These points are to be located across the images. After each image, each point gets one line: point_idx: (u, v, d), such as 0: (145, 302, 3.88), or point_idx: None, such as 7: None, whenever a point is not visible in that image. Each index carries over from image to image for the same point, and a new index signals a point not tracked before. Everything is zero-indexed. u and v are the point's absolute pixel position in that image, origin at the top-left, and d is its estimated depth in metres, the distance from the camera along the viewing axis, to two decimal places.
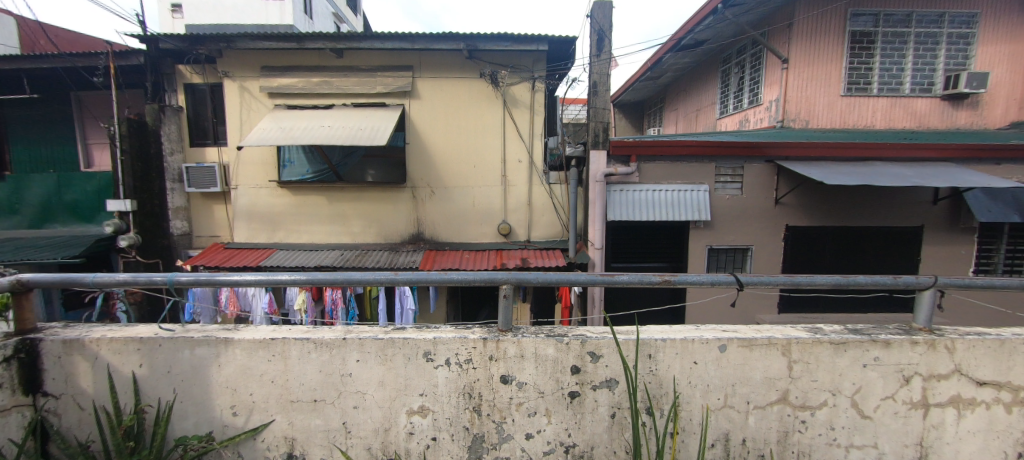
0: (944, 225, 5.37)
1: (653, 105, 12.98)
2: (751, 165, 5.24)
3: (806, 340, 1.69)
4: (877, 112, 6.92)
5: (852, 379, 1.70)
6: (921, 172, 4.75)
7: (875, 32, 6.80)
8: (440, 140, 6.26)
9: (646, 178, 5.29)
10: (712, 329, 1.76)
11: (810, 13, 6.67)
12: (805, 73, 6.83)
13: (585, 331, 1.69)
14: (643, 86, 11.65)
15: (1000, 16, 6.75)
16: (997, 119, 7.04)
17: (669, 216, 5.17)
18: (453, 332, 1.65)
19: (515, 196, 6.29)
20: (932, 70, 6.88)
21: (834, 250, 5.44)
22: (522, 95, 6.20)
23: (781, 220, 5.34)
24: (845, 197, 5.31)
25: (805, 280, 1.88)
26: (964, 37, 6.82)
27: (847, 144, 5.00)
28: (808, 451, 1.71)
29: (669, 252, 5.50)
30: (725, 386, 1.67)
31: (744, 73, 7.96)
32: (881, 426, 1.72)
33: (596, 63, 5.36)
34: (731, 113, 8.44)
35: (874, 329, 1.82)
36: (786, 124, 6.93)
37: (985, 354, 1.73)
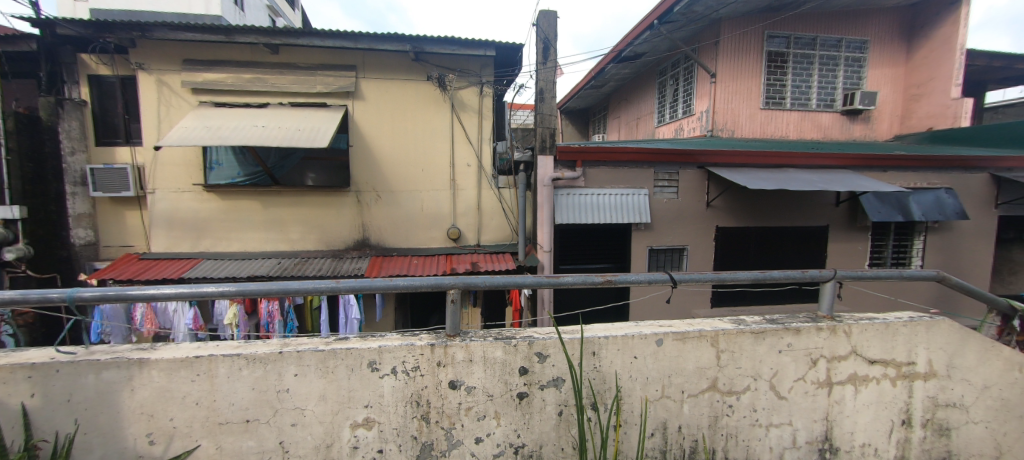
0: (845, 225, 6.08)
1: (598, 113, 13.47)
2: (685, 171, 5.61)
3: (732, 331, 1.83)
4: (791, 124, 7.71)
5: (770, 364, 1.88)
6: (826, 178, 5.34)
7: (787, 53, 7.57)
8: (386, 142, 6.08)
9: (590, 182, 5.48)
10: (650, 325, 1.87)
11: (733, 33, 7.31)
12: (730, 88, 7.45)
13: (532, 332, 1.72)
14: (588, 94, 12.07)
15: (885, 44, 7.80)
16: (885, 133, 8.10)
17: (613, 218, 5.39)
18: (399, 340, 1.61)
19: (464, 200, 6.26)
20: (833, 88, 7.78)
21: (758, 248, 5.97)
22: (470, 100, 6.20)
23: (712, 221, 5.76)
24: (766, 201, 5.85)
25: (729, 276, 2.05)
26: (858, 61, 7.79)
27: (766, 152, 5.51)
28: (735, 433, 1.86)
29: (612, 254, 5.75)
30: (662, 378, 1.77)
31: (678, 85, 8.54)
32: (794, 405, 1.91)
33: (542, 70, 5.49)
34: (667, 122, 9.00)
35: (788, 318, 2.03)
36: (715, 133, 7.51)
37: (875, 336, 1.98)
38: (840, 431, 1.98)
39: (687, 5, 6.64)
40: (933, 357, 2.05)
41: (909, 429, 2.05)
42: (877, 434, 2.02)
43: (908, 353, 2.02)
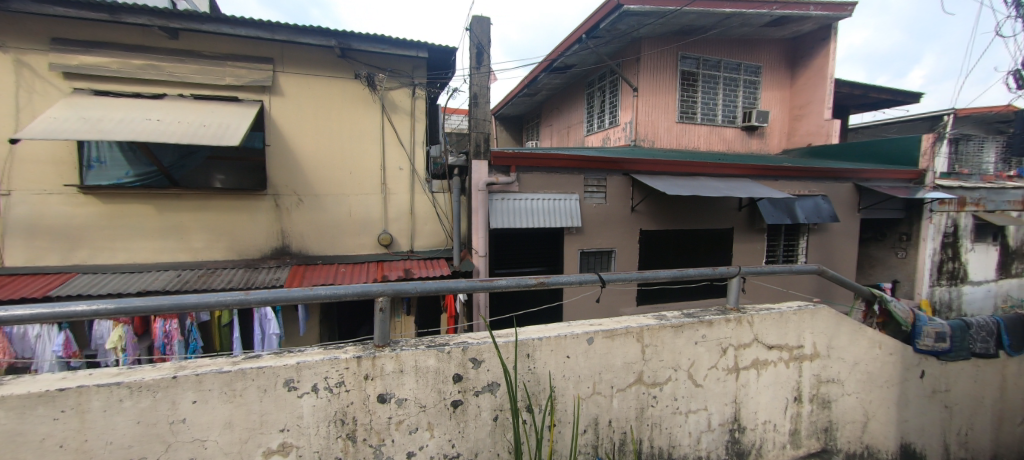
0: (747, 227, 6.83)
1: (531, 120, 13.77)
2: (612, 177, 5.92)
3: (655, 326, 1.95)
4: (701, 137, 8.49)
5: (688, 356, 2.03)
6: (731, 186, 5.95)
7: (697, 73, 8.34)
8: (309, 143, 5.68)
9: (524, 187, 5.56)
10: (582, 325, 1.92)
11: (652, 51, 7.90)
12: (650, 102, 8.03)
13: (466, 338, 1.69)
14: (521, 101, 12.30)
15: (775, 69, 8.92)
16: (776, 146, 9.23)
17: (546, 222, 5.49)
18: (321, 354, 1.49)
19: (396, 204, 6.03)
20: (735, 106, 8.73)
21: (676, 250, 6.48)
22: (401, 101, 6.01)
23: (636, 225, 6.14)
24: (682, 206, 6.36)
25: (651, 275, 2.18)
26: (754, 83, 8.82)
27: (682, 161, 6.00)
28: (659, 422, 1.98)
29: (545, 258, 5.89)
30: (593, 375, 1.83)
31: (605, 97, 9.03)
32: (709, 392, 2.08)
33: (475, 75, 5.49)
34: (595, 131, 9.45)
35: (702, 313, 2.20)
36: (637, 143, 8.03)
37: (773, 324, 2.23)
38: (747, 412, 2.19)
39: (610, 22, 7.11)
40: (817, 340, 2.36)
41: (800, 404, 2.34)
42: (776, 411, 2.27)
43: (798, 337, 2.31)
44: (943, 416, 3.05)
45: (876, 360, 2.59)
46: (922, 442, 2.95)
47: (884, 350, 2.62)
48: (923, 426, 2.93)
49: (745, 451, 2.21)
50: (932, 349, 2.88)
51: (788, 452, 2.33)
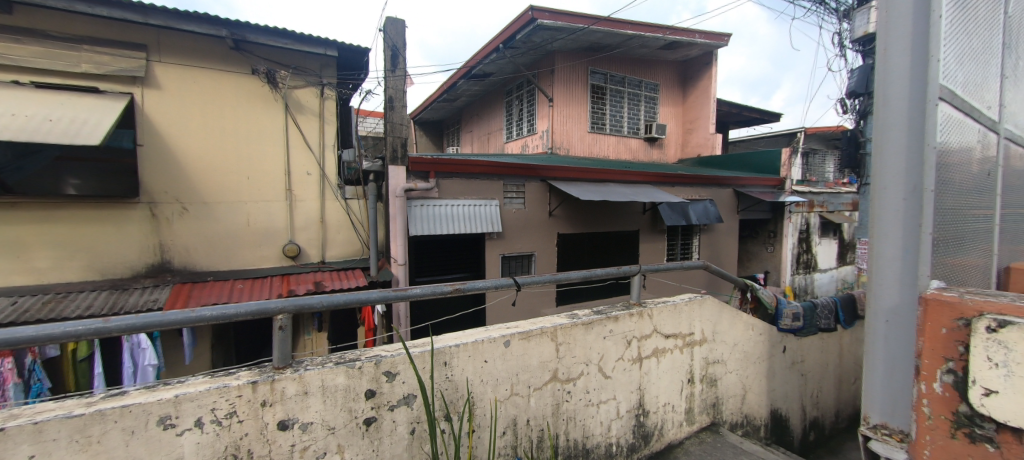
0: (650, 229, 7.51)
1: (451, 126, 13.68)
2: (530, 184, 6.10)
3: (567, 325, 2.05)
4: (610, 146, 9.16)
5: (597, 350, 2.17)
6: (637, 191, 6.50)
7: (605, 87, 9.00)
8: (196, 143, 5.03)
9: (444, 193, 5.49)
10: (499, 328, 1.96)
11: (565, 64, 8.37)
12: (564, 112, 8.47)
13: (379, 351, 1.63)
14: (440, 106, 12.17)
15: (670, 87, 9.97)
16: (673, 156, 10.28)
17: (467, 228, 5.47)
18: (206, 384, 1.32)
19: (304, 212, 5.58)
20: (638, 119, 9.57)
21: (589, 251, 6.89)
22: (308, 101, 5.60)
23: (554, 229, 6.41)
24: (594, 210, 6.79)
25: (563, 277, 2.31)
26: (653, 99, 9.76)
27: (594, 168, 6.40)
28: (573, 416, 2.09)
29: (466, 264, 5.88)
30: (511, 377, 1.87)
31: (523, 106, 9.32)
32: (617, 382, 2.25)
33: (391, 78, 5.32)
34: (514, 138, 9.69)
35: (609, 309, 2.38)
36: (554, 150, 8.40)
37: (669, 316, 2.49)
38: (650, 397, 2.41)
39: (526, 34, 7.41)
40: (705, 327, 2.68)
41: (693, 385, 2.63)
42: (673, 394, 2.53)
43: (690, 326, 2.60)
44: (801, 383, 3.65)
45: (751, 341, 3.02)
46: (787, 407, 3.49)
47: (757, 331, 3.07)
48: (787, 393, 3.47)
49: (649, 433, 2.42)
50: (790, 327, 3.45)
51: (684, 428, 2.61)
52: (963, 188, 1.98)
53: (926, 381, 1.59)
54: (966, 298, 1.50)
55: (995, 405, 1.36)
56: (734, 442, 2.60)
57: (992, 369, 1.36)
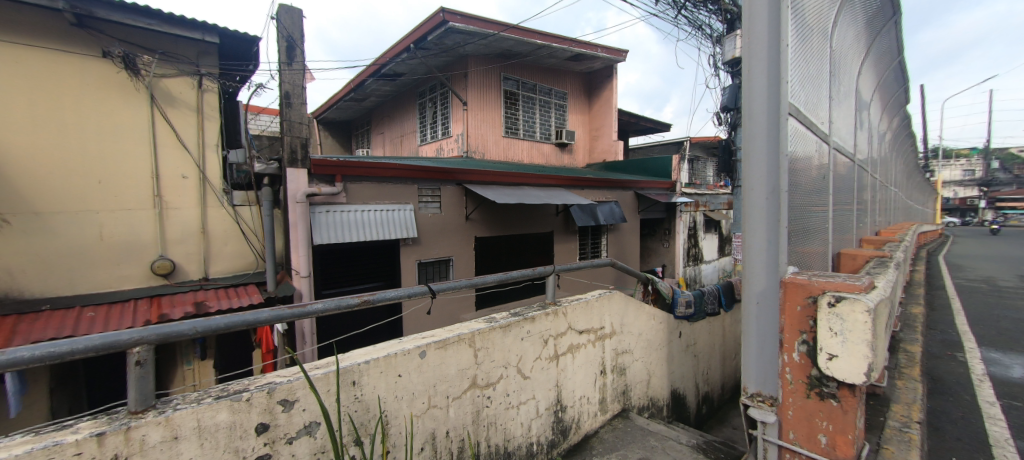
0: (563, 230, 7.85)
1: (360, 127, 12.94)
2: (445, 187, 5.98)
3: (485, 330, 2.03)
4: (524, 151, 9.39)
5: (515, 352, 2.18)
6: (550, 194, 6.74)
7: (517, 93, 9.23)
8: (23, 139, 4.07)
9: (352, 198, 5.13)
10: (413, 339, 1.87)
11: (478, 69, 8.41)
12: (479, 116, 8.49)
13: (273, 378, 1.44)
14: (347, 105, 11.43)
15: (577, 96, 10.55)
16: (582, 160, 10.89)
17: (380, 234, 5.16)
18: (24, 445, 1.03)
19: (179, 221, 4.81)
20: (549, 125, 9.98)
21: (506, 253, 6.98)
22: (180, 92, 4.87)
23: (471, 233, 6.37)
24: (511, 213, 6.89)
25: (479, 281, 2.30)
26: (562, 107, 10.24)
27: (509, 172, 6.49)
28: (493, 421, 2.07)
29: (380, 272, 5.57)
30: (427, 390, 1.79)
31: (436, 108, 9.15)
32: (535, 381, 2.29)
33: (287, 71, 4.84)
34: (429, 141, 9.45)
35: (526, 310, 2.41)
36: (469, 154, 8.36)
37: (582, 312, 2.60)
38: (566, 392, 2.49)
39: (437, 36, 7.31)
40: (614, 320, 2.86)
41: (605, 375, 2.79)
42: (588, 386, 2.65)
43: (600, 320, 2.75)
44: (694, 363, 4.08)
45: (652, 330, 3.29)
46: (684, 386, 3.87)
47: (657, 320, 3.36)
48: (683, 374, 3.86)
49: (567, 427, 2.51)
50: (686, 314, 3.83)
51: (598, 417, 2.75)
52: (808, 189, 2.37)
53: (787, 352, 1.86)
54: (814, 280, 1.79)
55: (836, 367, 1.64)
56: (642, 424, 2.81)
57: (833, 337, 1.64)
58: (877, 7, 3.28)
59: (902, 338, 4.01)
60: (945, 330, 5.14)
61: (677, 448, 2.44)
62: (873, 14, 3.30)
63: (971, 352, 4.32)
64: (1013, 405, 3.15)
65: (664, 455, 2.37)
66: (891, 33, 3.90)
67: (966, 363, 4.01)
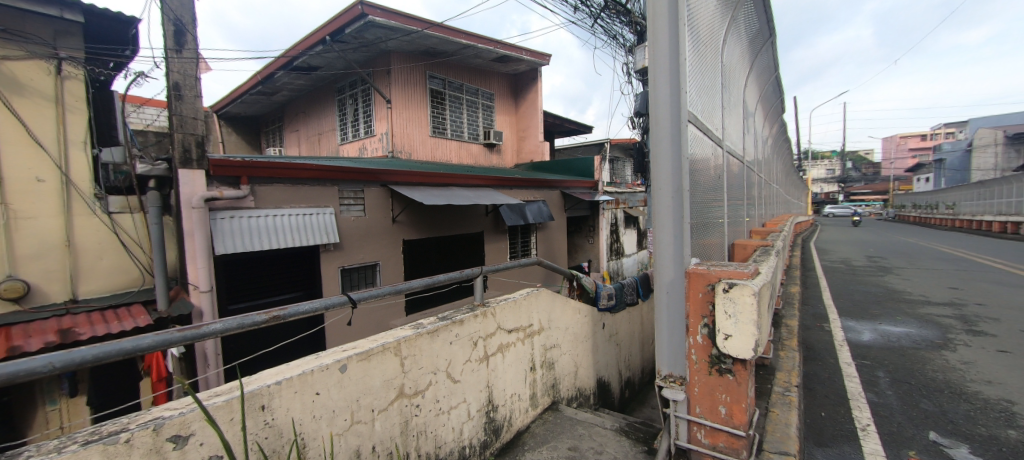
0: (493, 229, 7.91)
1: (270, 124, 11.86)
2: (369, 189, 5.70)
3: (411, 337, 1.97)
4: (452, 151, 9.27)
5: (443, 357, 2.15)
6: (479, 194, 6.73)
7: (443, 92, 9.08)
8: None
9: (261, 202, 4.66)
10: (333, 353, 1.76)
11: (401, 66, 8.15)
12: (404, 114, 8.21)
13: (161, 412, 1.27)
14: (254, 99, 10.40)
15: (504, 97, 10.66)
16: (510, 161, 11.04)
17: (296, 241, 4.78)
18: None
19: (34, 233, 4.01)
20: (477, 125, 9.96)
21: (436, 256, 6.85)
22: (32, 79, 4.08)
23: (398, 236, 6.15)
24: (440, 214, 6.77)
25: (404, 287, 2.23)
26: (489, 107, 10.29)
27: (437, 173, 6.36)
28: (423, 429, 2.02)
29: (297, 281, 5.16)
30: (349, 406, 1.69)
31: (357, 105, 8.69)
32: (465, 384, 2.28)
33: (175, 59, 4.25)
34: (350, 140, 8.92)
35: (454, 313, 2.39)
36: (395, 154, 8.06)
37: (510, 311, 2.64)
38: (497, 392, 2.51)
39: (356, 29, 6.95)
40: (541, 317, 2.95)
41: (535, 371, 2.87)
42: (519, 384, 2.70)
43: (528, 318, 2.82)
44: (616, 352, 4.35)
45: (577, 323, 3.45)
46: (608, 373, 4.11)
47: (582, 314, 3.53)
48: (607, 362, 4.10)
49: (499, 426, 2.53)
50: (608, 305, 4.10)
51: (529, 413, 2.81)
52: (706, 188, 2.64)
53: (692, 335, 2.06)
54: (711, 270, 2.01)
55: (731, 345, 1.85)
56: (570, 415, 2.93)
57: (727, 319, 1.85)
58: (756, 29, 3.76)
59: (784, 314, 4.65)
60: (817, 305, 6.06)
61: (602, 433, 2.59)
62: (754, 35, 3.77)
63: (834, 322, 5.15)
64: (864, 363, 3.82)
65: (590, 442, 2.49)
66: (769, 51, 4.50)
67: (832, 332, 4.76)
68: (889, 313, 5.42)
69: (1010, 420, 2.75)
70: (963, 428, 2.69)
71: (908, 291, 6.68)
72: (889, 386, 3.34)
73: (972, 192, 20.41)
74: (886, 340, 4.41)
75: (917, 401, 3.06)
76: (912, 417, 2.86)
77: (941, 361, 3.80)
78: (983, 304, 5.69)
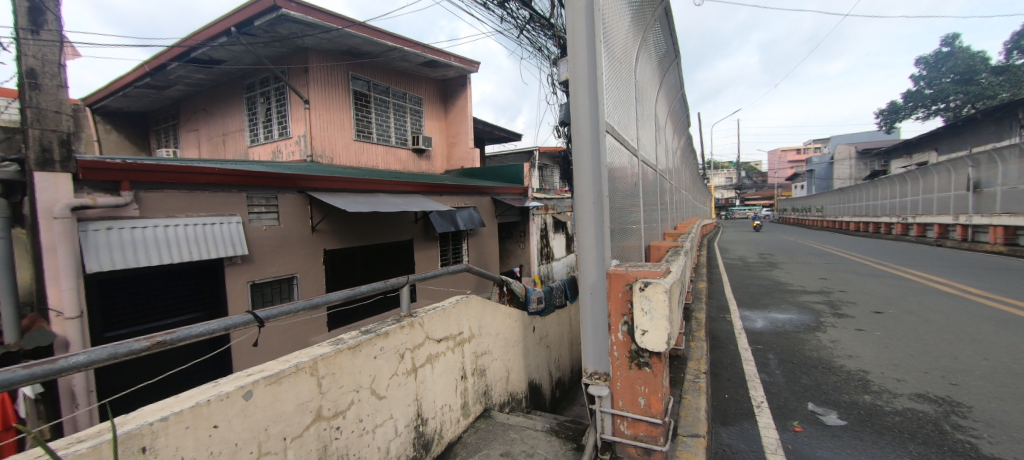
0: (423, 237, 7.71)
1: (162, 121, 10.45)
2: (284, 196, 5.24)
3: (329, 353, 1.83)
4: (378, 156, 8.89)
5: (367, 373, 2.03)
6: (407, 201, 6.51)
7: (368, 95, 8.68)
8: None
9: (148, 211, 4.06)
10: (235, 378, 1.57)
11: (320, 65, 7.66)
12: (324, 116, 7.71)
13: None
14: (140, 93, 9.09)
15: (432, 102, 10.48)
16: (440, 167, 10.85)
17: (194, 255, 4.25)
18: None
19: None
20: (405, 130, 9.66)
21: (362, 265, 6.51)
22: None
23: (318, 246, 5.72)
24: (365, 222, 6.45)
25: (321, 300, 2.07)
26: (417, 112, 10.04)
27: (361, 178, 6.03)
28: (345, 453, 1.89)
29: (197, 300, 4.56)
30: (255, 436, 1.52)
31: (270, 104, 7.99)
32: (391, 400, 2.17)
33: (29, 40, 3.51)
34: (261, 142, 8.16)
35: (378, 326, 2.27)
36: (314, 158, 7.53)
37: (438, 320, 2.57)
38: (427, 404, 2.43)
39: (267, 22, 6.41)
40: (471, 324, 2.93)
41: (465, 380, 2.82)
42: (449, 394, 2.64)
43: (458, 326, 2.78)
44: (547, 353, 4.45)
45: (508, 328, 3.48)
46: (539, 376, 4.19)
47: (512, 319, 3.56)
48: (538, 364, 4.17)
49: (430, 439, 2.44)
50: (537, 309, 4.22)
51: (461, 423, 2.76)
52: (624, 194, 2.81)
53: (614, 332, 2.17)
54: (629, 270, 2.14)
55: (647, 340, 1.98)
56: (502, 420, 2.93)
57: (644, 315, 1.97)
58: (665, 50, 4.11)
59: (694, 308, 5.12)
60: (721, 298, 6.75)
61: (533, 435, 2.61)
62: (663, 55, 4.13)
63: (734, 313, 5.77)
64: (758, 348, 4.34)
65: (522, 445, 2.51)
66: (676, 71, 4.96)
67: (732, 322, 5.33)
68: (777, 302, 6.21)
69: (865, 386, 3.29)
70: (832, 397, 3.15)
71: (790, 283, 7.72)
72: (777, 366, 3.82)
73: (835, 198, 24.24)
74: (775, 326, 5.05)
75: (799, 377, 3.53)
76: (794, 391, 3.30)
77: (816, 341, 4.43)
78: (845, 291, 6.75)
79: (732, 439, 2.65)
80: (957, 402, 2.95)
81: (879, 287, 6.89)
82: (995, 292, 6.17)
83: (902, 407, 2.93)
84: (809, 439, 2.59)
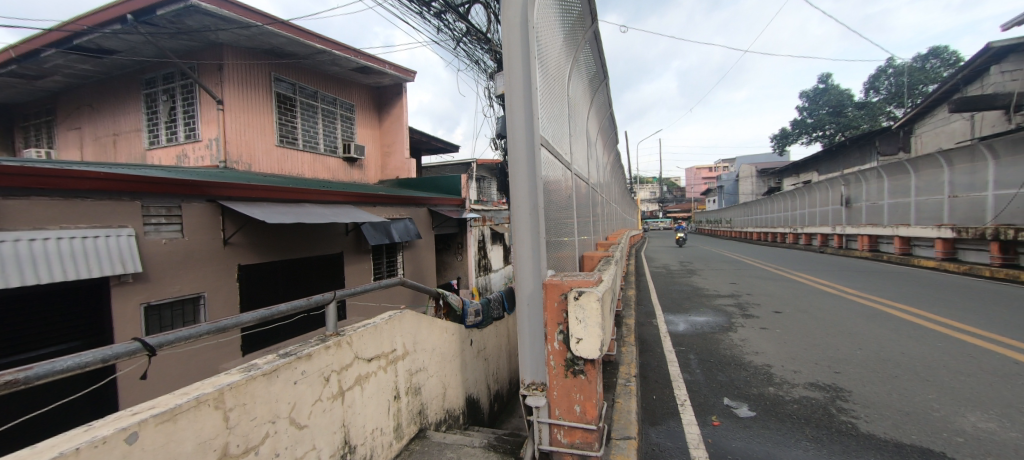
0: (354, 249, 7.30)
1: (33, 117, 8.92)
2: (190, 205, 4.68)
3: (239, 382, 1.63)
4: (304, 164, 8.31)
5: (285, 401, 1.83)
6: (336, 212, 6.11)
7: (293, 98, 8.12)
8: None
9: (7, 222, 3.36)
10: (117, 419, 1.32)
11: (237, 63, 7.04)
12: (240, 119, 7.06)
13: None
14: (4, 82, 7.69)
15: (365, 109, 10.07)
16: (374, 176, 10.41)
17: (71, 274, 3.57)
18: None
19: None
20: (335, 137, 9.15)
21: (284, 281, 5.98)
22: None
23: (231, 260, 5.16)
24: (287, 234, 5.96)
25: (231, 323, 1.83)
26: (348, 119, 9.57)
27: (284, 187, 5.55)
28: None
29: (74, 327, 3.89)
30: None
31: (175, 103, 7.15)
32: (314, 428, 1.97)
33: None
34: (163, 144, 7.25)
35: (300, 347, 2.08)
36: (228, 165, 6.85)
37: (368, 338, 2.41)
38: (355, 430, 2.25)
39: (173, 12, 5.77)
40: (406, 340, 2.80)
41: (399, 400, 2.67)
42: (381, 416, 2.48)
43: (391, 343, 2.64)
44: (484, 367, 4.38)
45: (444, 342, 3.37)
46: (477, 390, 4.10)
47: (448, 333, 3.47)
48: (476, 378, 4.09)
49: None
50: (475, 322, 4.13)
51: (393, 446, 2.60)
52: (558, 206, 2.87)
53: (550, 342, 2.17)
54: (564, 280, 2.17)
55: (582, 348, 2.01)
56: (438, 440, 2.81)
57: (578, 324, 2.00)
58: (595, 69, 4.32)
59: (624, 314, 5.37)
60: (648, 304, 7.17)
61: (470, 452, 2.53)
62: (594, 74, 4.34)
63: (660, 317, 6.16)
64: (681, 349, 4.65)
65: None
66: (605, 91, 5.25)
67: (658, 326, 5.67)
68: (696, 306, 6.72)
69: (769, 378, 3.66)
70: (744, 390, 3.46)
71: (706, 288, 8.42)
72: (697, 365, 4.12)
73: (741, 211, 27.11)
74: (695, 328, 5.46)
75: (716, 374, 3.83)
76: (712, 387, 3.57)
77: (729, 340, 4.85)
78: (752, 294, 7.50)
79: (660, 437, 2.78)
80: (841, 387, 3.38)
81: (779, 290, 7.74)
82: (866, 291, 7.21)
83: (800, 395, 3.28)
84: (726, 432, 2.80)
